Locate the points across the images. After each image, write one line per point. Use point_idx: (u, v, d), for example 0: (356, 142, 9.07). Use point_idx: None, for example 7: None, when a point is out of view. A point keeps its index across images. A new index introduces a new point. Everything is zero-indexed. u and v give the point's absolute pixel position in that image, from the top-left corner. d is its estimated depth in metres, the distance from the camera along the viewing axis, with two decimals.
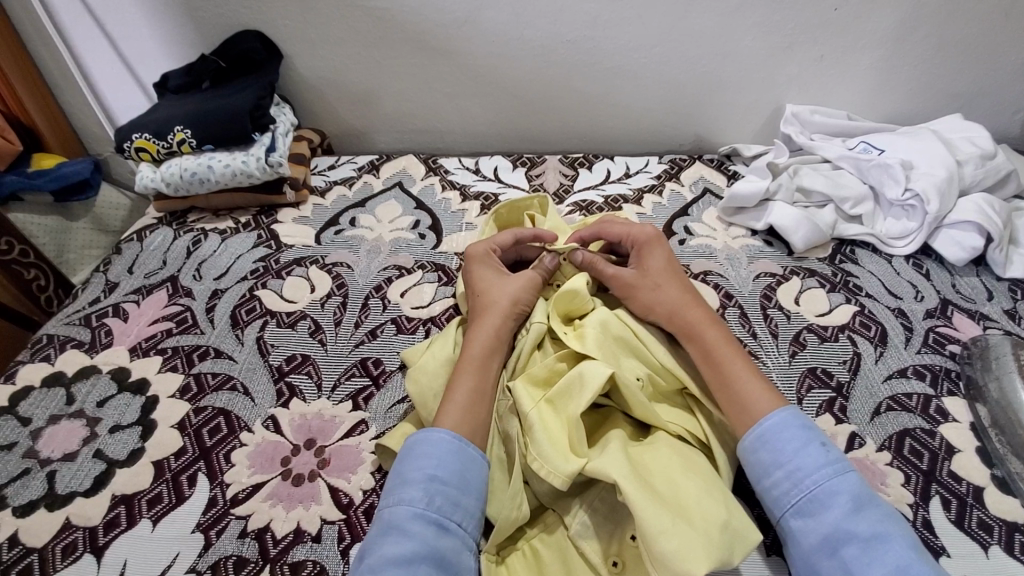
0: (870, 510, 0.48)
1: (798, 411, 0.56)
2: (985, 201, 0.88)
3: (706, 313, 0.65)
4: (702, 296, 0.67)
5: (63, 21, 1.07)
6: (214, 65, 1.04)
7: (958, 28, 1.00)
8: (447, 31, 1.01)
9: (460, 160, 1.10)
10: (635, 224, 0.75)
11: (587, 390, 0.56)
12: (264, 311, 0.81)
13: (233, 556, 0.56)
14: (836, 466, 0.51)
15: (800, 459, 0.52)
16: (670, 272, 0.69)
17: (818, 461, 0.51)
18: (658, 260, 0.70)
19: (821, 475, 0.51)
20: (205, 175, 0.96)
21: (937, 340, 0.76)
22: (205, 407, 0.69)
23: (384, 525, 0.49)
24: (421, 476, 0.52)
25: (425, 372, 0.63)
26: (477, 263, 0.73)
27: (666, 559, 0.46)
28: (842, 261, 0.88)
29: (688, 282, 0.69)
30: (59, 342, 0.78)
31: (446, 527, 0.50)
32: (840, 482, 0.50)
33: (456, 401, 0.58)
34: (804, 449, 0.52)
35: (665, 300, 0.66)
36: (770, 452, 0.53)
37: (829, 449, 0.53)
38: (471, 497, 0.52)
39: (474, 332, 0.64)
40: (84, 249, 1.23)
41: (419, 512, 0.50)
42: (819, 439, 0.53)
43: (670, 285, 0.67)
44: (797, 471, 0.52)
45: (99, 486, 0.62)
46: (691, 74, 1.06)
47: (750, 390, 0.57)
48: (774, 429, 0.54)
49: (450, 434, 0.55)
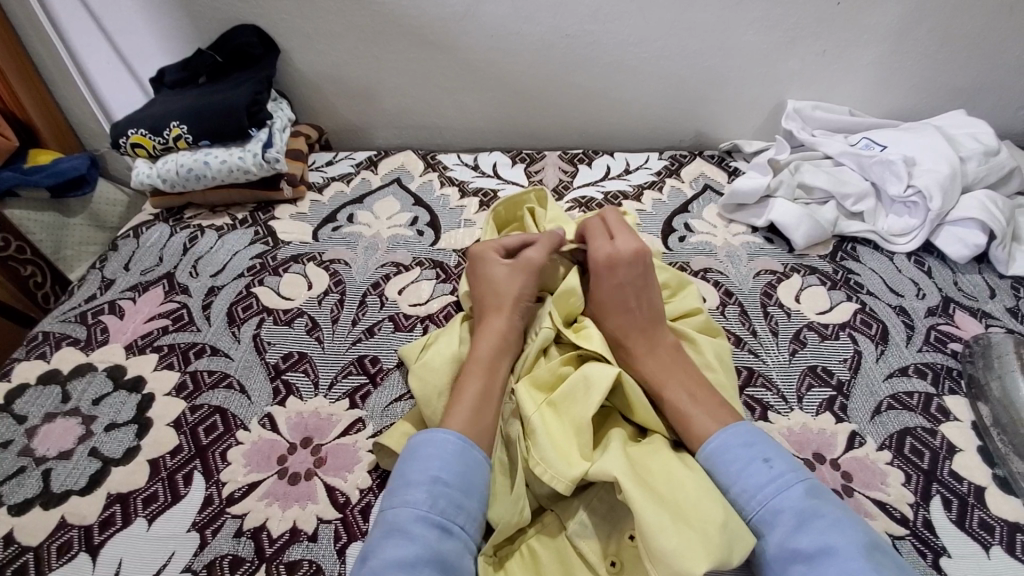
0: (812, 522, 0.47)
1: (735, 438, 0.55)
2: (988, 198, 0.87)
3: (656, 329, 0.65)
4: (657, 324, 0.65)
5: (59, 16, 1.06)
6: (211, 59, 1.03)
7: (963, 23, 0.99)
8: (445, 24, 1.00)
9: (459, 155, 1.09)
10: (628, 238, 0.70)
11: (595, 393, 0.56)
12: (261, 308, 0.81)
13: (229, 555, 0.56)
14: (778, 482, 0.50)
15: (742, 480, 0.52)
16: (634, 285, 0.66)
17: (760, 479, 0.51)
18: (619, 280, 0.66)
19: (763, 494, 0.50)
20: (202, 171, 0.95)
21: (939, 338, 0.75)
22: (201, 405, 0.69)
23: (387, 527, 0.49)
24: (425, 478, 0.51)
25: (432, 372, 0.63)
26: (483, 260, 0.71)
27: (666, 557, 0.45)
28: (843, 258, 0.88)
29: (649, 303, 0.66)
30: (55, 339, 0.77)
31: (449, 530, 0.49)
32: (782, 498, 0.49)
33: (464, 404, 0.57)
34: (746, 470, 0.52)
35: (614, 316, 0.66)
36: (717, 477, 0.53)
37: (772, 464, 0.52)
38: (473, 501, 0.52)
39: (482, 331, 0.64)
40: (81, 245, 1.22)
41: (422, 513, 0.49)
42: (762, 455, 0.53)
43: (616, 304, 0.66)
44: (743, 493, 0.51)
45: (93, 485, 0.62)
46: (693, 69, 1.05)
47: (690, 412, 0.57)
48: (718, 450, 0.54)
49: (461, 438, 0.54)
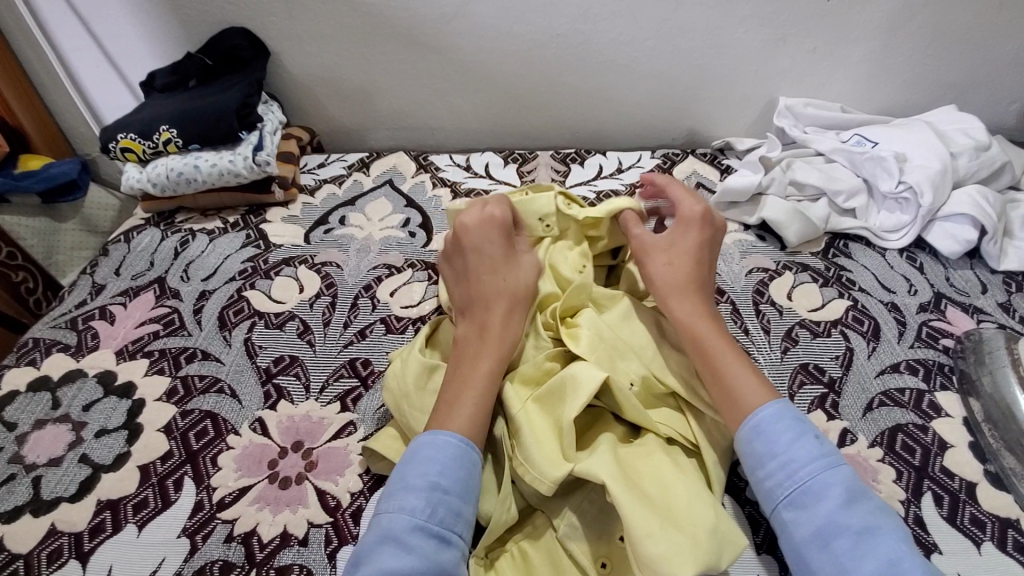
0: (861, 503, 0.47)
1: (790, 405, 0.54)
2: (979, 193, 0.87)
3: (707, 299, 0.65)
4: (708, 294, 0.66)
5: (48, 21, 1.06)
6: (201, 62, 1.03)
7: (953, 19, 0.99)
8: (435, 26, 1.00)
9: (451, 156, 1.09)
10: (694, 201, 0.71)
11: (579, 395, 0.55)
12: (252, 312, 0.80)
13: (220, 560, 0.56)
14: (829, 459, 0.50)
15: (793, 451, 0.51)
16: (697, 247, 0.68)
17: (810, 453, 0.50)
18: (689, 239, 0.68)
19: (813, 467, 0.49)
20: (192, 174, 0.94)
21: (930, 334, 0.75)
22: (192, 410, 0.69)
23: (382, 533, 0.48)
24: (423, 483, 0.50)
25: (397, 378, 0.63)
26: (477, 235, 0.68)
27: (652, 562, 0.45)
28: (836, 255, 0.88)
29: (707, 273, 0.67)
30: (44, 345, 0.77)
31: (447, 539, 0.48)
32: (833, 475, 0.49)
33: (465, 408, 0.55)
34: (797, 441, 0.51)
35: (669, 273, 0.66)
36: (763, 443, 0.52)
37: (822, 441, 0.51)
38: (470, 507, 0.51)
39: (493, 292, 0.65)
40: (74, 250, 1.22)
41: (420, 521, 0.48)
42: (812, 431, 0.52)
43: (676, 268, 0.66)
44: (791, 463, 0.50)
45: (84, 491, 0.62)
46: (684, 67, 1.05)
47: (737, 374, 0.57)
48: (766, 421, 0.53)
49: (457, 438, 0.53)
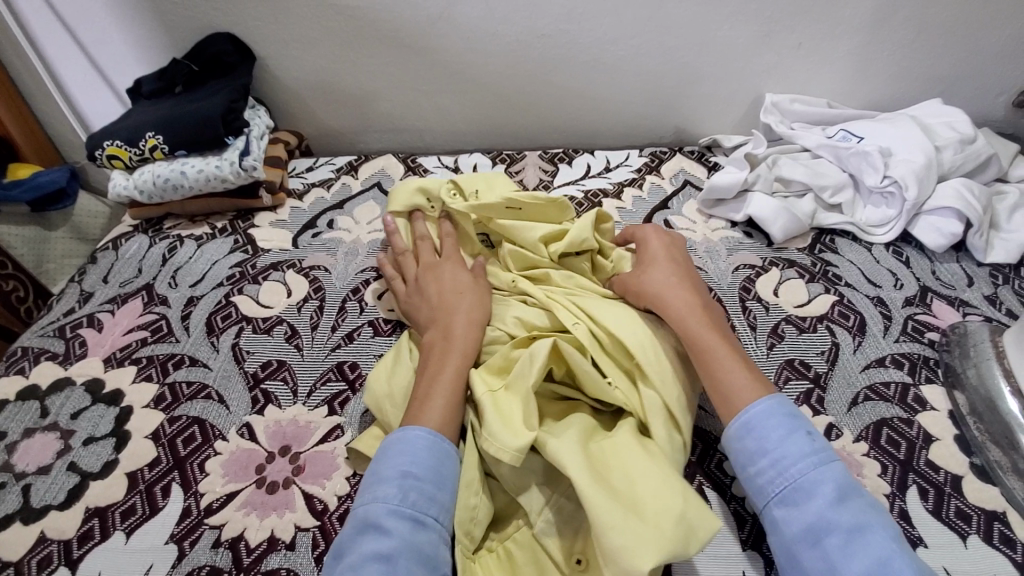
0: (853, 500, 0.47)
1: (784, 399, 0.55)
2: (965, 186, 0.87)
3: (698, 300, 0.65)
4: (698, 296, 0.66)
5: (34, 30, 1.06)
6: (186, 68, 1.03)
7: (937, 12, 0.99)
8: (421, 28, 1.00)
9: (439, 158, 1.09)
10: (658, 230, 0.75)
11: (534, 367, 0.57)
12: (240, 317, 0.80)
13: (207, 566, 0.56)
14: (822, 456, 0.50)
15: (783, 447, 0.51)
16: (671, 260, 0.70)
17: (802, 450, 0.50)
18: (660, 254, 0.71)
19: (804, 463, 0.50)
20: (179, 181, 0.94)
21: (916, 328, 0.75)
22: (180, 416, 0.69)
23: (360, 522, 0.48)
24: (395, 472, 0.51)
25: (378, 380, 0.64)
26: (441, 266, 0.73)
27: (614, 555, 0.45)
28: (822, 251, 0.88)
29: (690, 279, 0.68)
30: (33, 355, 0.77)
31: (423, 522, 0.49)
32: (824, 471, 0.49)
33: (437, 406, 0.56)
34: (788, 437, 0.51)
35: (654, 284, 0.67)
36: (753, 440, 0.53)
37: (814, 437, 0.51)
38: (445, 492, 0.51)
39: (457, 301, 0.67)
40: (64, 259, 1.24)
41: (394, 507, 0.48)
42: (805, 428, 0.52)
43: (660, 278, 0.67)
44: (782, 460, 0.51)
45: (72, 499, 0.62)
46: (670, 65, 1.05)
47: (734, 375, 0.57)
48: (760, 418, 0.53)
49: (427, 431, 0.54)
